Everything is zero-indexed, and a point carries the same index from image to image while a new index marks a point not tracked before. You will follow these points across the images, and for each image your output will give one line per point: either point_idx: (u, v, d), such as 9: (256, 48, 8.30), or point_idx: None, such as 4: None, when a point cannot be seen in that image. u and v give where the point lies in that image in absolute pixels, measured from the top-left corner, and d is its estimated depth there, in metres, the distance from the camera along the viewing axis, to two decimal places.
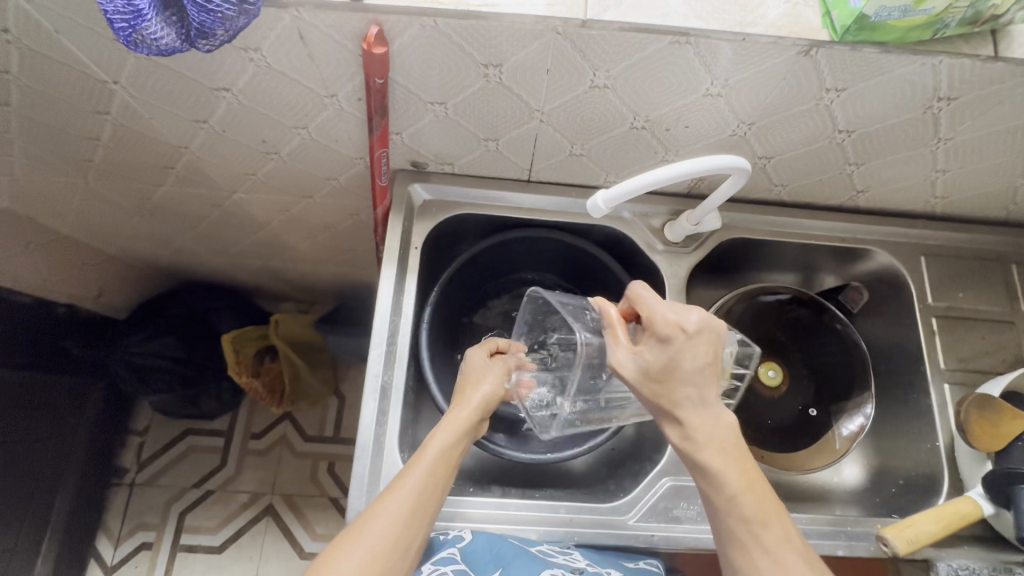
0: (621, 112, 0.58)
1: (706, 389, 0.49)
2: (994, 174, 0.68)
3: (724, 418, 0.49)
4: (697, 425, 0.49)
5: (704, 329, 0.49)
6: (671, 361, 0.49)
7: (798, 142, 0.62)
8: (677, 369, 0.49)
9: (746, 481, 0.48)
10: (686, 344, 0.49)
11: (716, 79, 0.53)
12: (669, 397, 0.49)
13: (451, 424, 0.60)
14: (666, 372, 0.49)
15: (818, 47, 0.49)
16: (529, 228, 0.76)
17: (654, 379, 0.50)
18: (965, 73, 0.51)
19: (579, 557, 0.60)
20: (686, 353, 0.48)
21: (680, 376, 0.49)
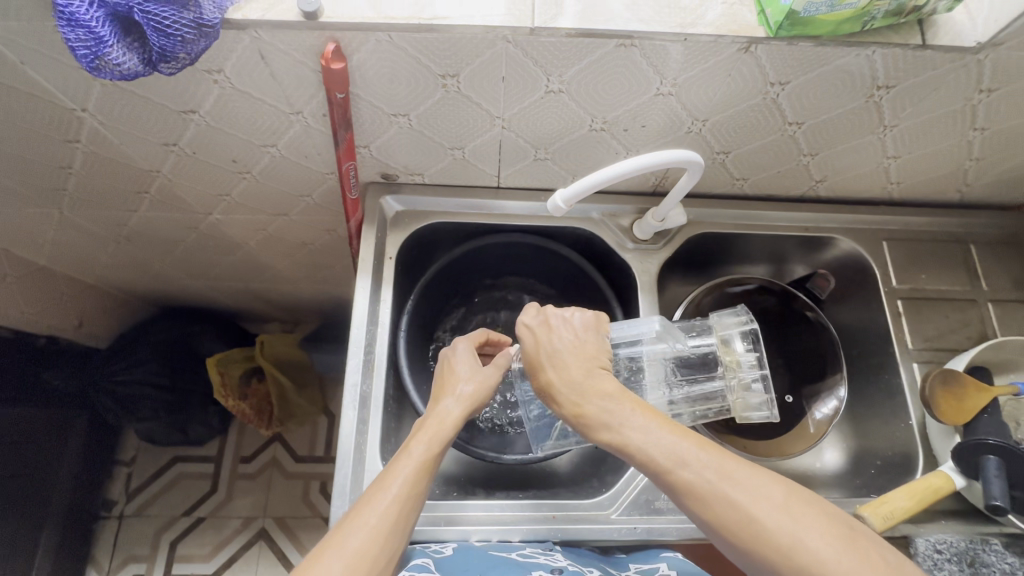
0: (579, 114, 0.60)
1: (570, 366, 0.55)
2: (942, 158, 0.71)
3: (598, 389, 0.53)
4: (573, 401, 0.53)
5: (545, 318, 0.58)
6: (530, 352, 0.57)
7: (750, 136, 0.65)
8: (536, 358, 0.57)
9: (634, 440, 0.50)
10: (538, 333, 0.57)
11: (665, 78, 0.55)
12: (543, 382, 0.56)
13: (436, 423, 0.58)
14: (533, 365, 0.57)
15: (756, 44, 0.51)
16: (501, 235, 0.78)
17: (529, 372, 0.58)
18: (899, 61, 0.54)
19: (562, 559, 0.60)
20: (538, 343, 0.57)
21: (542, 361, 0.56)
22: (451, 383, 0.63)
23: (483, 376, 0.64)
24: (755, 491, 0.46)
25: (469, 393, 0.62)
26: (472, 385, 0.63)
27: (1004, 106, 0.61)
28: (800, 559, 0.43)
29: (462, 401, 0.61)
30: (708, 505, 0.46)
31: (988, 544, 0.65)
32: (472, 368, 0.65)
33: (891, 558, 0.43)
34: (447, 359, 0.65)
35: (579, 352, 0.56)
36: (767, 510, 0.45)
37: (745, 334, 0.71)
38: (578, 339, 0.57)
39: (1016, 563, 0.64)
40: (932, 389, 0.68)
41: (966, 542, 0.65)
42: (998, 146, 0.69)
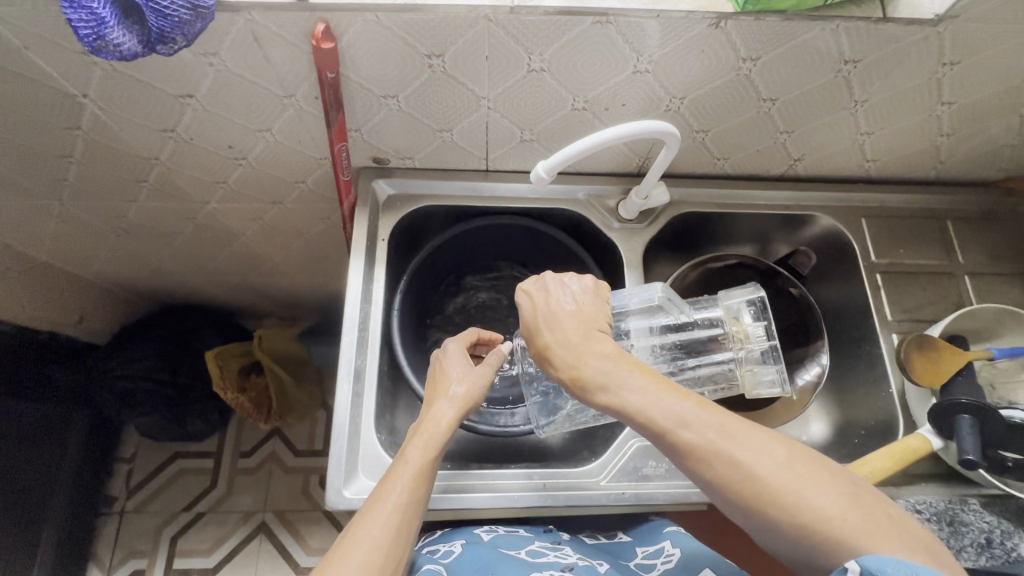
0: (561, 94, 0.63)
1: (570, 329, 0.57)
2: (913, 134, 0.74)
3: (597, 350, 0.55)
4: (573, 364, 0.55)
5: (546, 284, 0.61)
6: (529, 317, 0.60)
7: (727, 113, 0.68)
8: (534, 322, 0.59)
9: (634, 402, 0.51)
10: (539, 298, 0.60)
11: (641, 56, 0.58)
12: (542, 345, 0.58)
13: (430, 427, 0.60)
14: (531, 328, 0.59)
15: (726, 19, 0.54)
16: (491, 217, 0.80)
17: (529, 339, 0.60)
18: (863, 35, 0.56)
19: (570, 553, 0.67)
20: (537, 307, 0.60)
21: (540, 325, 0.59)
22: (444, 381, 0.65)
23: (472, 374, 0.66)
24: (758, 451, 0.47)
25: (461, 394, 0.64)
26: (464, 386, 0.65)
27: (967, 79, 0.64)
28: (804, 515, 0.44)
29: (456, 402, 0.63)
30: (711, 465, 0.48)
31: (967, 503, 0.67)
32: (464, 368, 0.67)
33: (892, 511, 0.45)
34: (440, 360, 0.68)
35: (579, 317, 0.58)
36: (769, 468, 0.46)
37: (751, 305, 0.72)
38: (578, 303, 0.59)
39: (993, 522, 0.66)
40: (909, 354, 0.69)
41: (945, 502, 0.67)
42: (966, 121, 0.71)
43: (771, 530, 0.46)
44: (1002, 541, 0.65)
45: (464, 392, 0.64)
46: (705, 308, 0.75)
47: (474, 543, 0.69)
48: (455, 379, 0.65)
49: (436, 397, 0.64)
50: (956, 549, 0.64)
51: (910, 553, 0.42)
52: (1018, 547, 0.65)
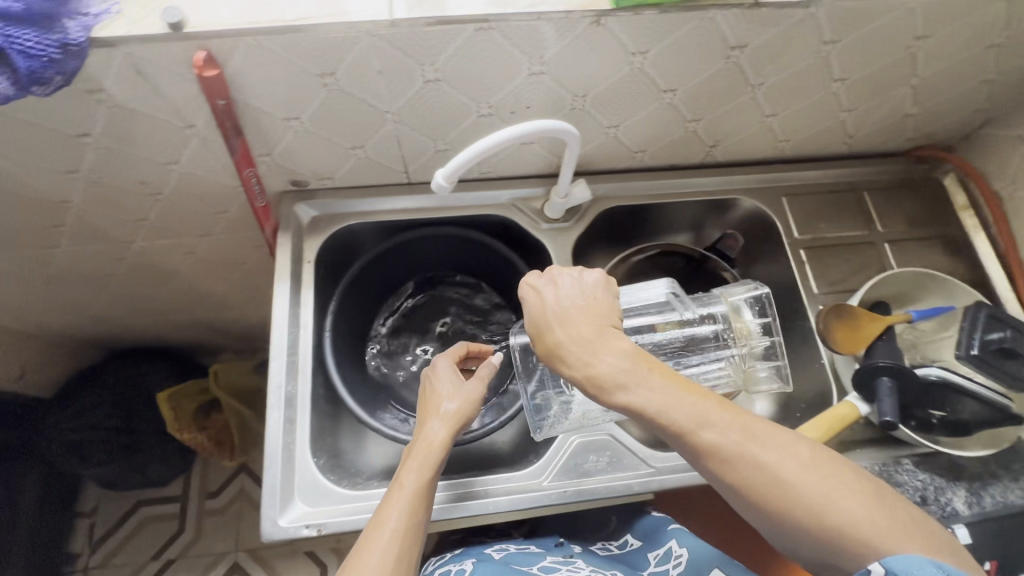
0: (464, 102, 0.64)
1: (583, 324, 0.53)
2: (817, 112, 0.76)
3: (610, 347, 0.51)
4: (587, 364, 0.51)
5: (557, 279, 0.55)
6: (538, 312, 0.54)
7: (631, 106, 0.69)
8: (541, 318, 0.54)
9: (654, 401, 0.49)
10: (550, 296, 0.54)
11: (533, 58, 0.59)
12: (553, 344, 0.53)
13: (423, 448, 0.61)
14: (538, 323, 0.54)
15: (605, 16, 0.55)
16: (420, 231, 0.81)
17: (535, 338, 0.54)
18: (740, 22, 0.58)
19: (583, 565, 0.68)
20: (547, 303, 0.54)
21: (549, 322, 0.53)
22: (437, 401, 0.65)
23: (467, 390, 0.66)
24: (782, 452, 0.47)
25: (453, 412, 0.64)
26: (457, 402, 0.65)
27: (852, 56, 0.66)
28: (833, 519, 0.44)
29: (448, 421, 0.63)
30: (737, 468, 0.47)
31: (901, 465, 0.69)
32: (454, 385, 0.67)
33: (913, 513, 0.46)
34: (430, 378, 0.68)
35: (591, 311, 0.53)
36: (795, 469, 0.46)
37: (752, 302, 0.74)
38: (587, 296, 0.54)
39: (926, 480, 0.68)
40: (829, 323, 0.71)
41: (879, 465, 0.68)
42: (863, 95, 0.74)
43: (796, 532, 0.46)
44: (936, 498, 0.67)
45: (457, 409, 0.64)
46: (704, 303, 0.75)
47: (486, 559, 0.70)
48: (445, 395, 0.65)
49: (428, 416, 0.64)
50: None
51: (933, 553, 0.43)
52: (951, 501, 0.66)
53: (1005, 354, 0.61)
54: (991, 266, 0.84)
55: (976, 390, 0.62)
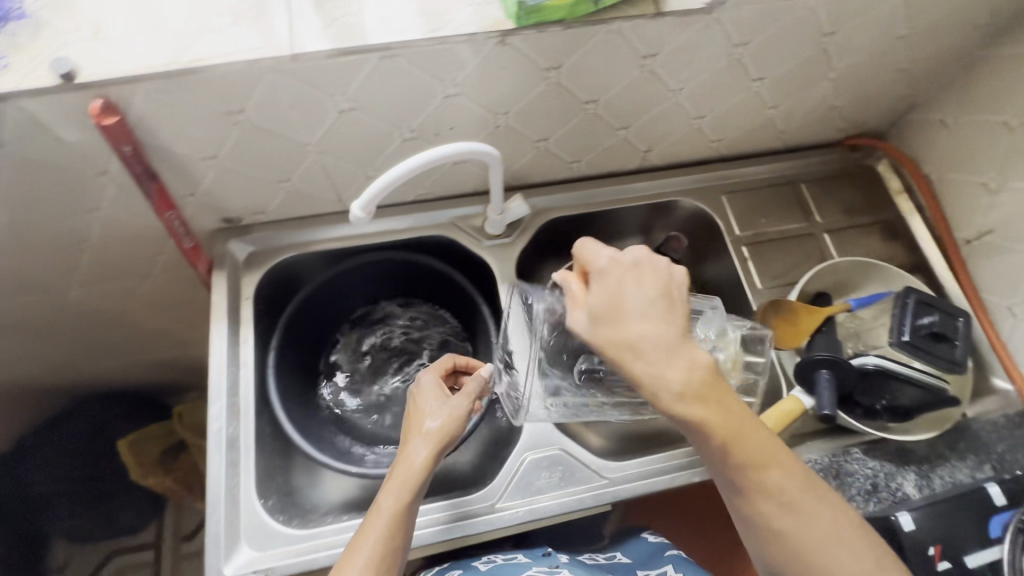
0: (384, 128, 0.63)
1: (667, 320, 0.52)
2: (744, 110, 0.77)
3: (674, 349, 0.51)
4: (664, 367, 0.51)
5: (632, 266, 0.55)
6: (644, 298, 0.53)
7: (556, 119, 0.70)
8: (609, 318, 0.53)
9: (706, 406, 0.51)
10: (642, 283, 0.54)
11: (445, 81, 0.59)
12: (627, 336, 0.52)
13: (403, 471, 0.58)
14: (606, 320, 0.53)
15: (509, 35, 0.55)
16: (360, 259, 0.80)
17: (603, 323, 0.52)
18: (646, 31, 0.58)
19: None
20: (633, 292, 0.53)
21: (630, 314, 0.52)
22: (423, 420, 0.63)
23: (453, 405, 0.64)
24: (825, 512, 0.51)
25: (436, 429, 0.61)
26: (442, 417, 0.62)
27: (766, 56, 0.67)
28: None
29: (429, 439, 0.61)
30: (780, 509, 0.51)
31: (850, 453, 0.69)
32: (440, 400, 0.65)
33: None
34: (415, 395, 0.66)
35: (671, 311, 0.53)
36: (831, 533, 0.50)
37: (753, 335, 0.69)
38: (671, 288, 0.54)
39: (875, 467, 0.68)
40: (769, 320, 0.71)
41: (829, 457, 0.68)
42: (785, 92, 0.75)
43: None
44: (887, 484, 0.67)
45: (442, 425, 0.62)
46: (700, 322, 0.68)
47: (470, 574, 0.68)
48: (432, 411, 0.63)
49: (412, 436, 0.62)
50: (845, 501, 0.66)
51: None
52: (901, 486, 0.67)
53: (937, 338, 0.62)
54: (928, 248, 0.85)
55: (912, 374, 0.62)
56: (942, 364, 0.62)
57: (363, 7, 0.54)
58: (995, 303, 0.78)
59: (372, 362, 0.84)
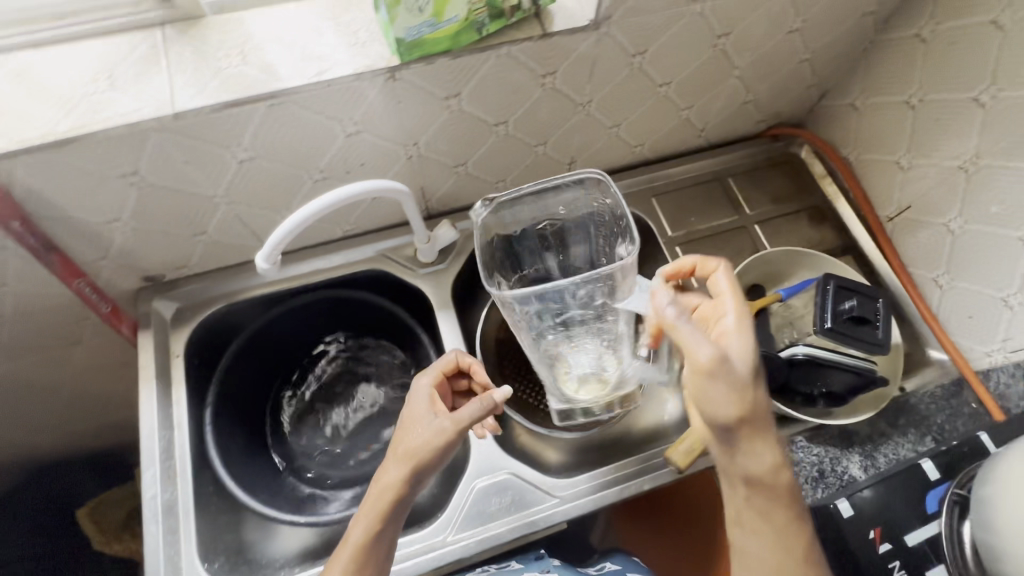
0: (291, 172, 0.63)
1: (755, 379, 0.50)
2: (658, 114, 0.78)
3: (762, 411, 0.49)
4: (759, 417, 0.49)
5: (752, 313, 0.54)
6: (748, 353, 0.50)
7: (469, 144, 0.70)
8: (726, 374, 0.48)
9: (781, 471, 0.49)
10: (748, 322, 0.53)
11: (343, 121, 0.58)
12: (755, 382, 0.49)
13: (372, 496, 0.57)
14: (721, 375, 0.48)
15: (397, 71, 0.55)
16: (292, 302, 0.78)
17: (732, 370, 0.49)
18: (538, 51, 0.59)
19: None
20: (743, 342, 0.51)
21: (749, 366, 0.50)
22: (405, 441, 0.59)
23: (433, 424, 0.58)
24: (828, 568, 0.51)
25: (409, 451, 0.57)
26: (420, 438, 0.58)
27: (665, 62, 0.68)
28: None
29: (401, 462, 0.57)
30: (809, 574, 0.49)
31: (794, 443, 0.68)
32: (426, 417, 0.60)
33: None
34: (406, 410, 0.62)
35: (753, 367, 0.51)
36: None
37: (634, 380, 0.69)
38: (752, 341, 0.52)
39: (821, 453, 0.68)
40: None
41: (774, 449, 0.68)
42: (694, 92, 0.76)
43: None
44: (833, 469, 0.67)
45: (418, 447, 0.57)
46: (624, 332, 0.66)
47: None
48: (416, 431, 0.59)
49: (391, 455, 0.59)
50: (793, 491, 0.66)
51: None
52: (847, 469, 0.67)
53: (857, 321, 0.63)
54: (855, 228, 0.87)
55: (837, 360, 0.63)
56: (864, 347, 0.62)
57: (245, 56, 0.53)
58: (922, 276, 0.80)
59: (315, 405, 0.82)
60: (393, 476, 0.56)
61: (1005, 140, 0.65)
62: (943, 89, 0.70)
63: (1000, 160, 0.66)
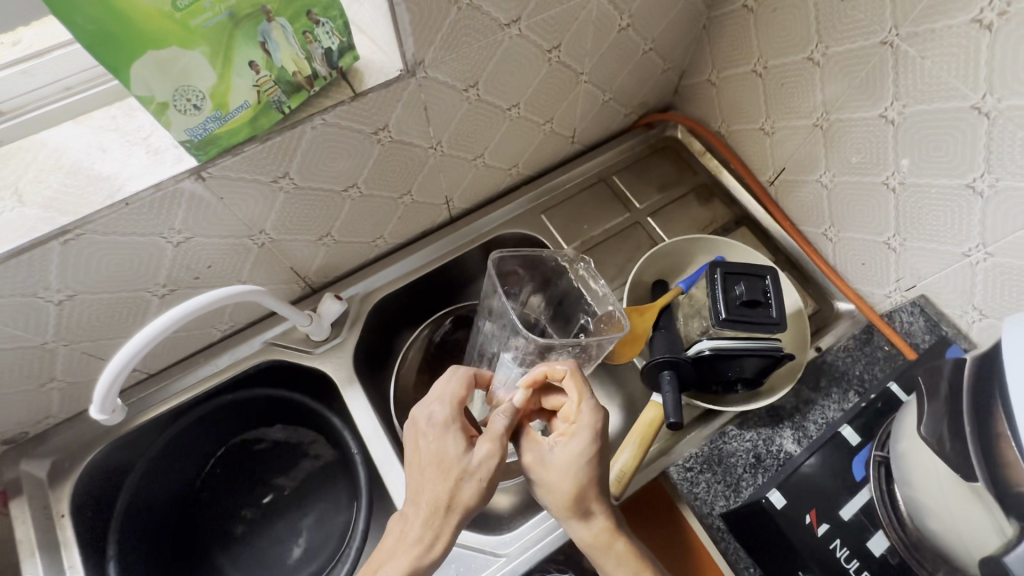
0: (127, 295, 0.57)
1: (579, 473, 0.56)
2: (519, 135, 0.76)
3: (588, 502, 0.57)
4: (565, 501, 0.57)
5: (592, 422, 0.56)
6: (571, 454, 0.56)
7: (324, 215, 0.65)
8: (544, 474, 0.58)
9: (599, 540, 0.57)
10: (584, 425, 0.56)
11: (164, 233, 0.53)
12: (565, 479, 0.57)
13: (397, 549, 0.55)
14: (541, 475, 0.58)
15: (203, 170, 0.50)
16: (186, 419, 0.72)
17: (545, 467, 0.58)
18: (356, 112, 0.55)
19: None
20: (574, 444, 0.56)
21: (562, 467, 0.57)
22: (449, 488, 0.55)
23: (467, 471, 0.56)
24: None
25: (442, 503, 0.55)
26: (454, 486, 0.55)
27: (503, 86, 0.66)
28: None
29: (429, 515, 0.55)
30: None
31: (726, 433, 0.68)
32: (453, 457, 0.56)
33: None
34: (420, 444, 0.58)
35: (575, 466, 0.56)
36: None
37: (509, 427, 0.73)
38: (581, 445, 0.56)
39: (754, 436, 0.67)
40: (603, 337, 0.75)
41: (707, 445, 0.67)
42: (548, 106, 0.74)
43: None
44: (768, 450, 0.66)
45: (450, 496, 0.55)
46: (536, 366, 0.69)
47: None
48: (446, 478, 0.55)
49: (426, 503, 0.56)
50: (736, 483, 0.65)
51: None
52: (782, 446, 0.67)
53: (750, 305, 0.62)
54: (744, 197, 0.88)
55: (741, 347, 0.62)
56: (762, 328, 0.61)
57: (21, 197, 0.48)
58: (813, 233, 0.80)
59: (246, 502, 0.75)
60: (419, 531, 0.55)
61: (844, 94, 0.65)
62: (780, 54, 0.70)
63: (846, 113, 0.66)
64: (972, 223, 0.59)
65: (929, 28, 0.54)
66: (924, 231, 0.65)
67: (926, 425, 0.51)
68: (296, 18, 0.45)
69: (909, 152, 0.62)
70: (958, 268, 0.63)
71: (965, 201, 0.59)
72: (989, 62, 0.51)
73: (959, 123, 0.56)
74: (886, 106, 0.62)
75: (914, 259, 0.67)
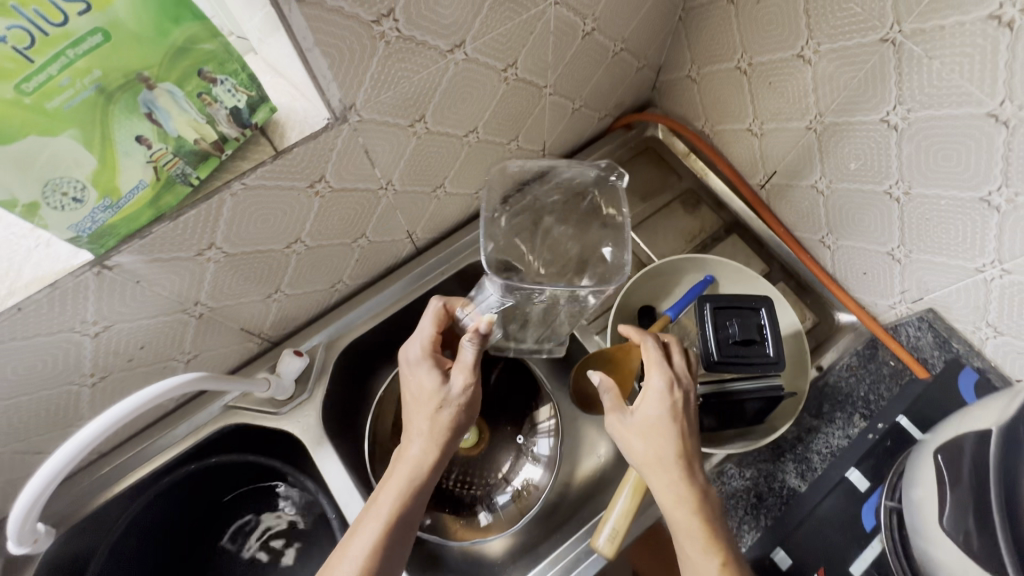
0: (48, 391, 0.51)
1: (660, 422, 0.53)
2: (482, 158, 0.69)
3: (667, 463, 0.52)
4: (642, 452, 0.53)
5: (666, 376, 0.54)
6: (648, 403, 0.54)
7: (267, 276, 0.58)
8: (625, 429, 0.55)
9: (676, 485, 0.52)
10: (656, 372, 0.54)
11: (75, 326, 0.47)
12: (641, 430, 0.54)
13: (394, 481, 0.55)
14: (622, 432, 0.55)
15: (105, 260, 0.43)
16: (143, 498, 0.67)
17: (628, 423, 0.55)
18: (282, 169, 0.47)
19: None
20: (649, 394, 0.54)
21: (639, 421, 0.54)
22: (429, 415, 0.56)
23: (444, 394, 0.56)
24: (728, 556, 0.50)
25: (428, 427, 0.56)
26: (434, 415, 0.56)
27: (456, 114, 0.58)
28: None
29: (423, 437, 0.56)
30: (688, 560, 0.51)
31: (724, 472, 0.63)
32: (430, 379, 0.57)
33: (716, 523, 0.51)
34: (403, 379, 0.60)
35: (653, 421, 0.53)
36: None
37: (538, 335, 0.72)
38: (657, 399, 0.54)
39: (753, 474, 0.63)
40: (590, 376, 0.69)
41: None
42: (512, 124, 0.66)
43: None
44: (770, 488, 0.62)
45: (434, 418, 0.56)
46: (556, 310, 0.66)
47: None
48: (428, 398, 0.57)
49: (414, 429, 0.57)
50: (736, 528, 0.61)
51: None
52: (784, 481, 0.63)
53: (743, 344, 0.56)
54: (733, 202, 0.81)
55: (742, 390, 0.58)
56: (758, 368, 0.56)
57: None
58: (809, 239, 0.73)
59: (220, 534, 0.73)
60: (418, 450, 0.56)
61: (840, 95, 0.58)
62: (765, 50, 0.63)
63: (844, 116, 0.59)
64: (986, 239, 0.53)
65: (937, 25, 0.47)
66: (931, 243, 0.58)
67: (946, 515, 0.47)
68: (186, 80, 0.38)
69: (914, 161, 0.55)
70: (970, 285, 0.57)
71: (978, 215, 0.52)
72: (1009, 64, 0.44)
73: (972, 131, 0.49)
74: (888, 110, 0.54)
75: (919, 272, 0.61)
